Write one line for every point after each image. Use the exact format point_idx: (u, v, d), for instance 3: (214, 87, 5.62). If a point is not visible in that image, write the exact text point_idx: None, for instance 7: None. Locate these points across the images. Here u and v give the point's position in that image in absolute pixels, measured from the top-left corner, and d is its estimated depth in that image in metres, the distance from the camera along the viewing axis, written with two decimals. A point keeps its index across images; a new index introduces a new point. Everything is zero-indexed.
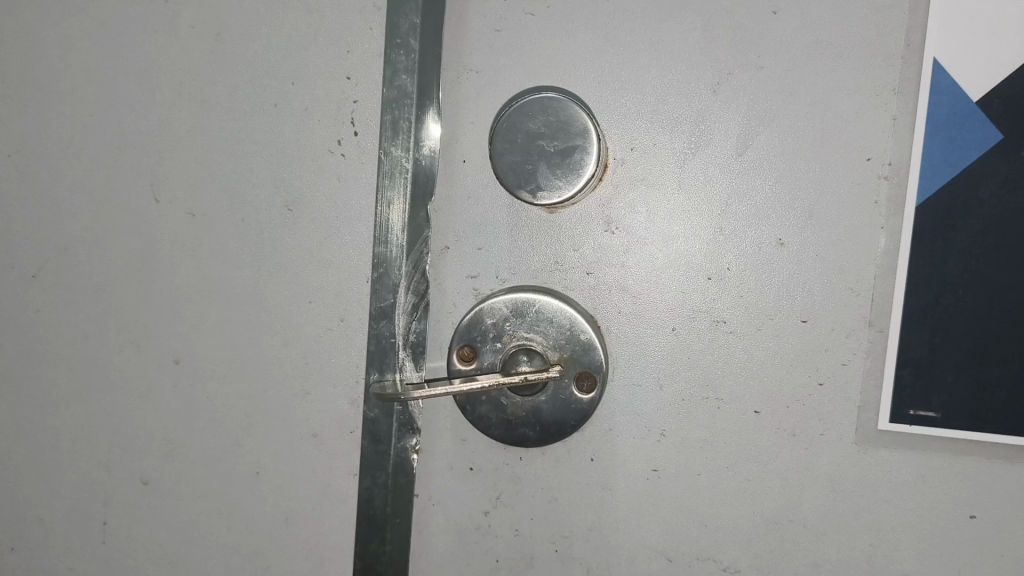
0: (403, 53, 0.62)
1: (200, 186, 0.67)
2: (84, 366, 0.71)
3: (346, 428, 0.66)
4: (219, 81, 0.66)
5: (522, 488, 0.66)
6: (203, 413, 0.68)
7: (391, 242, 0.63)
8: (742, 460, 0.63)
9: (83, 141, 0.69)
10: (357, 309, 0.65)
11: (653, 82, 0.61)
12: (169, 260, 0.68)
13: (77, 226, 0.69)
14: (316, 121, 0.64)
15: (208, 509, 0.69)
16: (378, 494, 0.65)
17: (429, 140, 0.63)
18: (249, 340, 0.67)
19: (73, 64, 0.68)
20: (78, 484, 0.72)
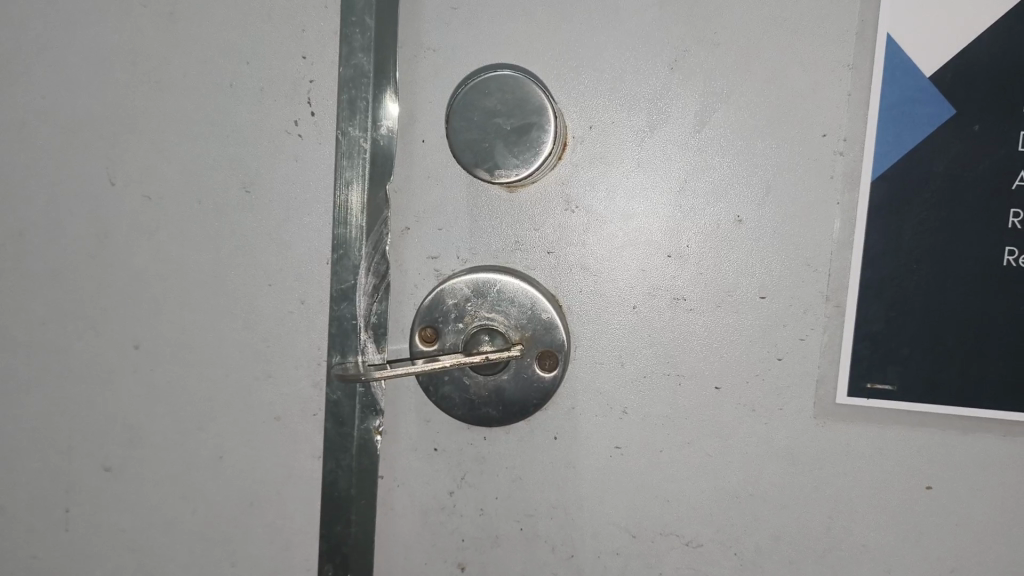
0: (360, 31, 0.61)
1: (157, 169, 0.66)
2: (42, 352, 0.70)
3: (309, 411, 0.66)
4: (174, 61, 0.65)
5: (486, 467, 0.66)
6: (165, 398, 0.68)
7: (350, 223, 0.63)
8: (703, 436, 0.64)
9: (36, 124, 0.68)
10: (317, 292, 0.64)
11: (609, 60, 0.61)
12: (127, 244, 0.67)
13: (32, 210, 0.68)
14: (272, 101, 0.63)
15: (172, 495, 0.69)
16: (342, 476, 0.65)
17: (387, 119, 0.62)
18: (209, 324, 0.66)
19: (24, 45, 0.67)
20: (40, 472, 0.71)
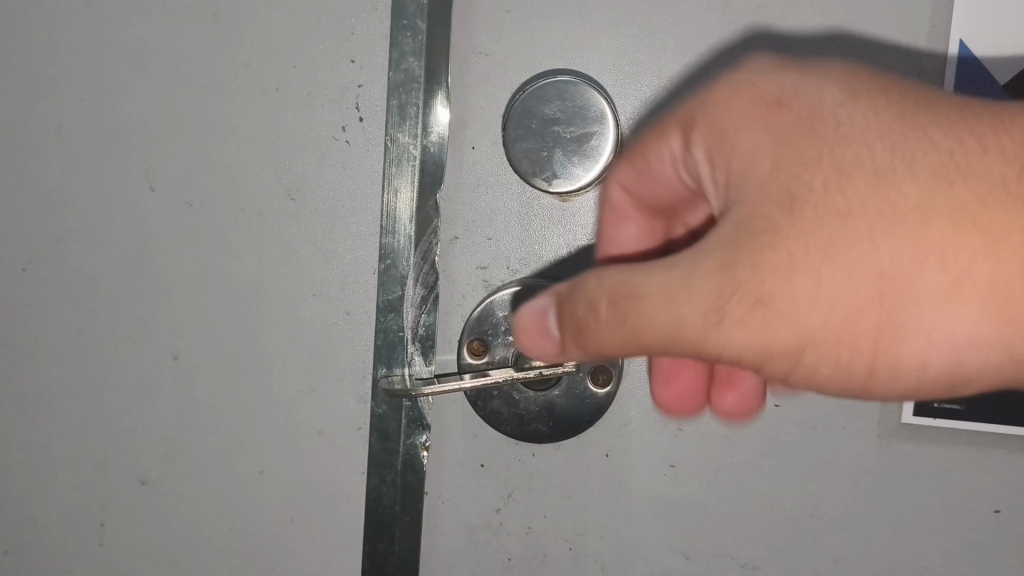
0: (410, 36, 0.60)
1: (199, 174, 0.64)
2: (75, 364, 0.67)
3: (353, 424, 0.64)
4: (218, 64, 0.63)
5: (534, 485, 0.64)
6: (204, 411, 0.65)
7: (398, 232, 0.61)
8: (762, 455, 0.62)
9: (76, 127, 0.65)
10: (363, 303, 0.62)
11: (668, 67, 0.59)
12: (167, 251, 0.64)
13: (71, 215, 0.66)
14: (320, 106, 0.62)
15: (208, 511, 0.66)
16: (387, 492, 0.64)
17: (437, 126, 0.61)
18: (251, 335, 0.64)
19: (64, 45, 0.64)
20: (68, 490, 0.68)
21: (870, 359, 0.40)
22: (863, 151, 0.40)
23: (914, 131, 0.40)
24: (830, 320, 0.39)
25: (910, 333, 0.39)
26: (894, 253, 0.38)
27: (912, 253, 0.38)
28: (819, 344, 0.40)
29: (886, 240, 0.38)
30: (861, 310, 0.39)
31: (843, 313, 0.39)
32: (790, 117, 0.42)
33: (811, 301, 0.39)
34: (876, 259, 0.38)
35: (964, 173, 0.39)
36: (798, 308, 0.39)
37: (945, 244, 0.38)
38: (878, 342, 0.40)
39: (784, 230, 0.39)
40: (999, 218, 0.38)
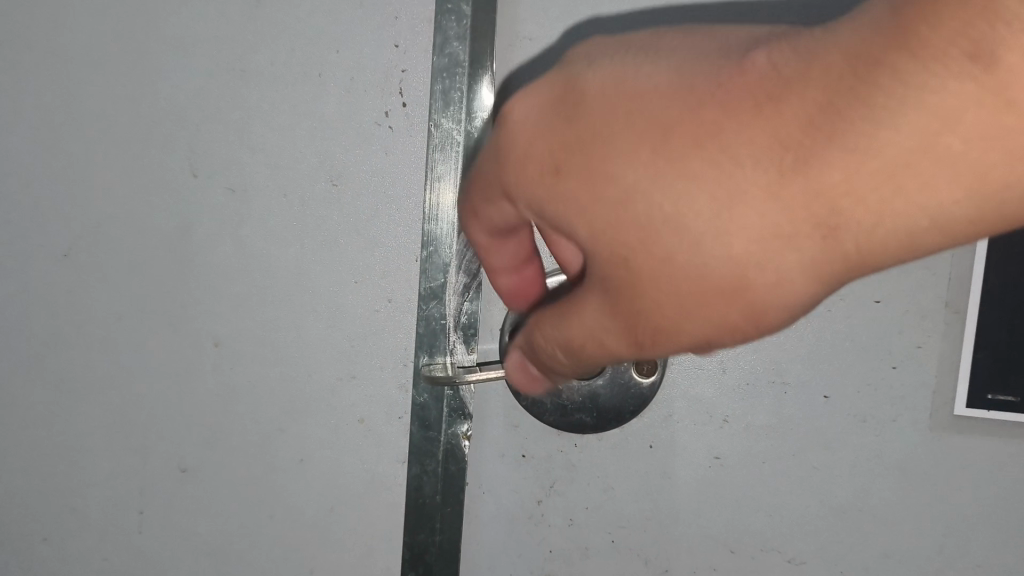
0: (454, 20, 0.60)
1: (241, 160, 0.63)
2: (114, 352, 0.66)
3: (394, 413, 0.63)
4: (261, 49, 0.62)
5: (576, 476, 0.63)
6: (245, 398, 0.65)
7: (441, 219, 0.61)
8: (810, 447, 0.61)
9: (117, 111, 0.64)
10: (405, 290, 0.62)
11: None
12: (209, 237, 0.64)
13: (110, 201, 0.65)
14: (363, 91, 0.61)
15: (247, 498, 0.66)
16: (428, 482, 0.63)
17: (482, 110, 0.60)
18: (292, 322, 0.63)
19: (105, 28, 0.64)
20: (105, 478, 0.67)
21: (755, 323, 0.31)
22: (671, 193, 0.30)
23: (665, 100, 0.30)
24: (692, 312, 0.31)
25: (774, 279, 0.30)
26: (710, 222, 0.29)
27: (772, 229, 0.29)
28: (643, 302, 0.32)
29: (704, 206, 0.29)
30: (718, 312, 0.31)
31: (697, 295, 0.31)
32: (575, 144, 0.32)
33: (684, 255, 0.30)
34: (684, 229, 0.30)
35: (782, 166, 0.28)
36: (640, 294, 0.32)
37: (724, 205, 0.29)
38: (750, 308, 0.31)
39: (584, 212, 0.32)
40: (863, 161, 0.26)
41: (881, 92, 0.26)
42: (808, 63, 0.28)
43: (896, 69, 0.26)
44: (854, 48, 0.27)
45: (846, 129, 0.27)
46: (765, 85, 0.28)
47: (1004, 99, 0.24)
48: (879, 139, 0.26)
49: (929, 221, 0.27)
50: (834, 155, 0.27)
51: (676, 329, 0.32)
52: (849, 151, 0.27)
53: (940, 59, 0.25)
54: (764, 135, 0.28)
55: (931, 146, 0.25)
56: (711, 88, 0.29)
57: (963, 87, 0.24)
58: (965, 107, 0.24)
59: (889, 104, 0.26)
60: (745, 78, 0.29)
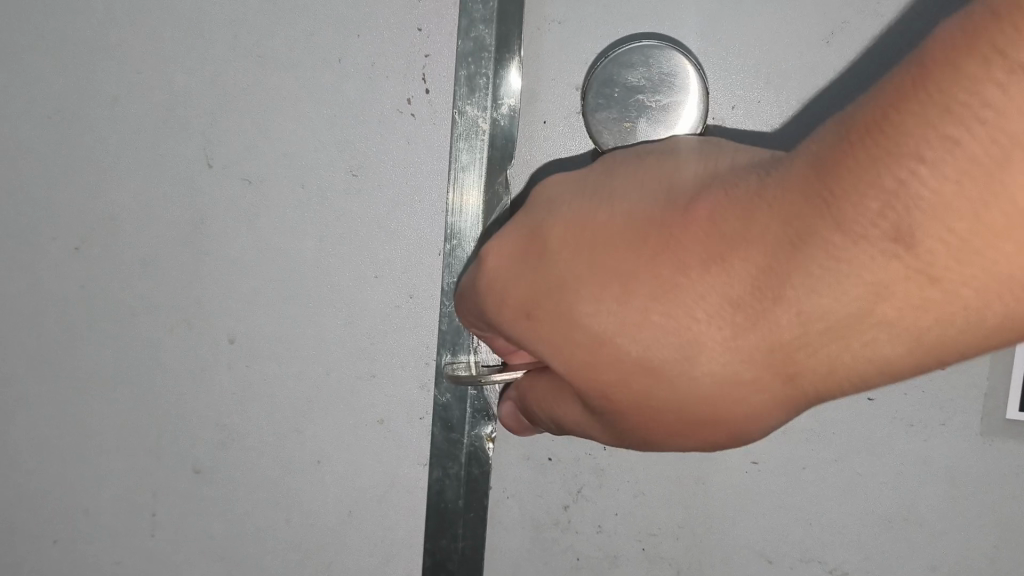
0: (480, 2, 0.57)
1: (258, 150, 0.61)
2: (127, 348, 0.63)
3: (415, 414, 0.60)
4: (279, 34, 0.60)
5: (606, 481, 0.60)
6: (261, 398, 0.62)
7: (465, 211, 0.58)
8: (853, 453, 0.57)
9: (130, 99, 0.62)
10: (426, 285, 0.59)
11: (756, 33, 0.55)
12: (225, 230, 0.61)
13: (123, 192, 0.62)
14: (384, 78, 0.59)
15: (264, 501, 0.63)
16: (450, 486, 0.60)
17: (509, 97, 0.57)
18: (310, 318, 0.61)
19: (118, 13, 0.62)
20: (117, 480, 0.65)
21: (808, 396, 0.37)
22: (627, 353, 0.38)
23: (691, 235, 0.36)
24: (737, 400, 0.37)
25: (842, 385, 0.35)
26: (720, 338, 0.36)
27: (768, 347, 0.35)
28: (723, 395, 0.37)
29: (710, 323, 0.36)
30: (759, 393, 0.37)
31: (724, 388, 0.37)
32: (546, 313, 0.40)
33: (677, 380, 0.38)
34: (701, 344, 0.36)
35: (711, 317, 0.36)
36: (675, 380, 0.38)
37: (740, 326, 0.35)
38: (806, 392, 0.36)
39: (627, 331, 0.37)
40: (853, 295, 0.32)
41: (834, 236, 0.32)
42: (780, 192, 0.34)
43: (876, 211, 0.30)
44: (822, 203, 0.32)
45: (814, 273, 0.33)
46: (733, 225, 0.35)
47: (939, 267, 0.30)
48: (843, 285, 0.32)
49: (904, 354, 0.33)
50: (818, 287, 0.33)
51: (724, 402, 0.38)
52: (836, 266, 0.32)
53: (866, 233, 0.31)
54: (712, 301, 0.36)
55: (891, 290, 0.31)
56: (721, 224, 0.36)
57: (953, 188, 0.29)
58: (891, 281, 0.31)
59: (860, 227, 0.31)
60: (758, 218, 0.35)
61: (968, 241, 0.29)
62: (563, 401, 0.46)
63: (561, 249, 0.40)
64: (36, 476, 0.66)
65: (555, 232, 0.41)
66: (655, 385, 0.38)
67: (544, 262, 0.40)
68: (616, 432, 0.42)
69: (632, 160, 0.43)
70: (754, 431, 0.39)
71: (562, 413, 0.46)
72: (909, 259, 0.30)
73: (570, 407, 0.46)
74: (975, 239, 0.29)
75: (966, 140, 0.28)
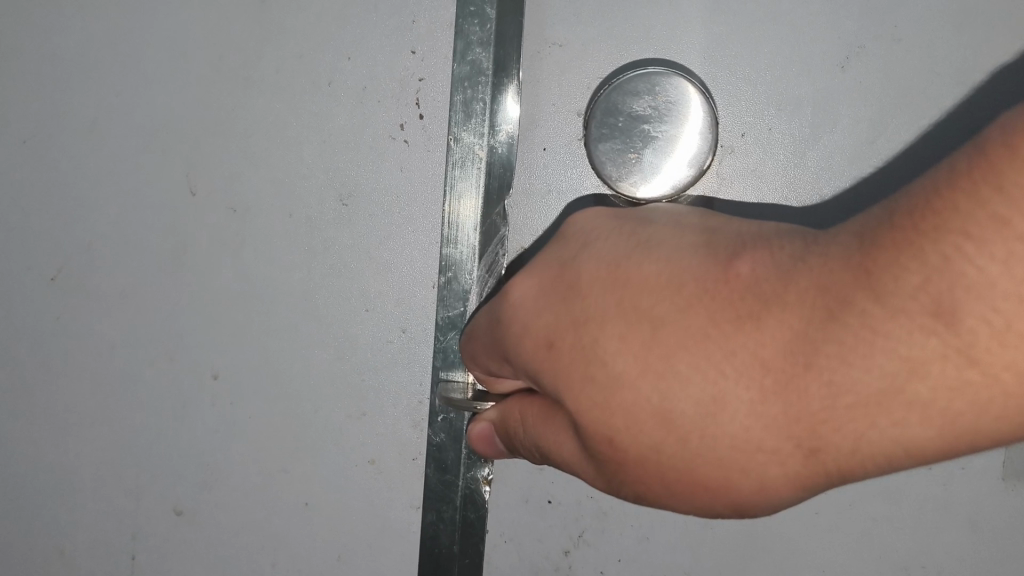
0: (477, 24, 0.55)
1: (243, 177, 0.58)
2: (105, 383, 0.61)
3: (408, 454, 0.57)
4: (265, 56, 0.57)
5: (608, 525, 0.56)
6: (246, 436, 0.59)
7: (461, 242, 0.55)
8: (868, 496, 0.55)
9: (110, 124, 0.59)
10: (421, 320, 0.56)
11: (767, 58, 0.52)
12: (208, 260, 0.58)
13: (103, 220, 0.60)
14: (375, 102, 0.56)
15: (248, 545, 0.60)
16: (444, 530, 0.57)
17: (507, 123, 0.54)
18: (298, 353, 0.58)
19: (99, 35, 0.59)
20: (94, 521, 0.62)
21: (825, 479, 0.34)
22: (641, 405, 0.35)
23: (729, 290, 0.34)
24: (749, 471, 0.34)
25: (862, 467, 0.33)
26: (747, 401, 0.33)
27: (796, 416, 0.33)
28: (737, 465, 0.34)
29: (738, 383, 0.33)
30: (777, 468, 0.34)
31: (741, 456, 0.34)
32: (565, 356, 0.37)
33: (694, 441, 0.35)
34: (725, 402, 0.34)
35: (738, 377, 0.33)
36: (691, 440, 0.35)
37: (769, 391, 0.33)
38: (826, 473, 0.33)
39: (652, 380, 0.35)
40: (886, 368, 0.30)
41: (872, 308, 0.31)
42: (825, 259, 0.33)
43: (916, 286, 0.29)
44: (864, 277, 0.31)
45: (859, 344, 0.31)
46: (772, 286, 0.34)
47: (979, 349, 0.29)
48: (879, 359, 0.30)
49: (934, 437, 0.31)
50: (854, 356, 0.31)
51: (734, 471, 0.34)
52: (872, 337, 0.30)
53: (902, 304, 0.30)
54: (744, 359, 0.33)
55: (924, 370, 0.30)
56: (759, 287, 0.34)
57: (997, 270, 0.28)
58: (931, 360, 0.29)
59: (900, 301, 0.30)
60: (797, 282, 0.33)
61: (1006, 329, 0.28)
62: (551, 428, 0.42)
63: (589, 289, 0.38)
64: (10, 516, 0.63)
65: (585, 264, 0.38)
66: (669, 443, 0.35)
67: (570, 296, 0.38)
68: (610, 486, 0.39)
69: (659, 208, 0.41)
70: (764, 507, 0.36)
71: (551, 441, 0.42)
72: (948, 338, 0.29)
73: (558, 435, 0.42)
74: (1010, 328, 0.28)
75: (1015, 223, 0.27)
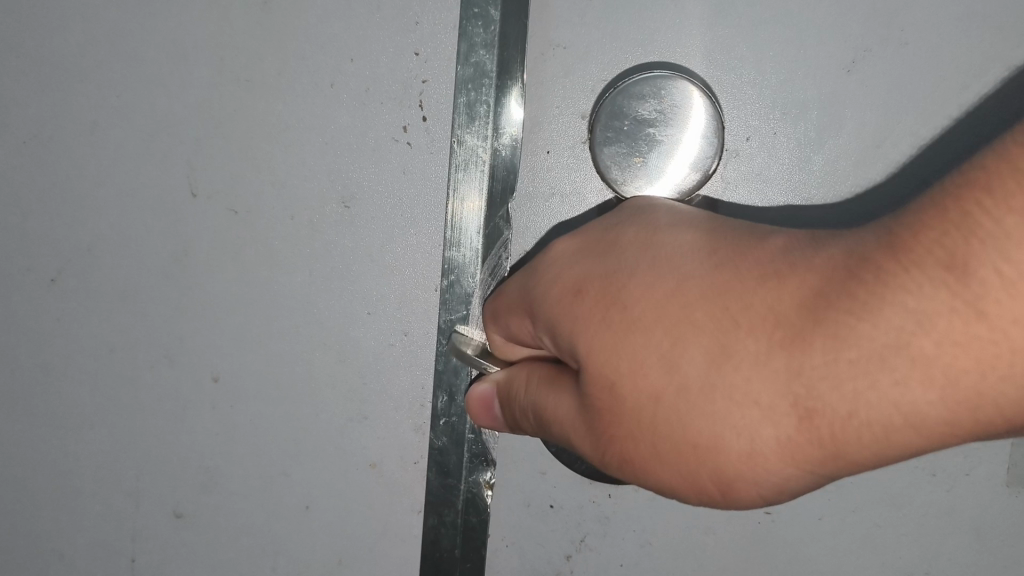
0: (481, 26, 0.54)
1: (244, 178, 0.57)
2: (106, 386, 0.60)
3: (409, 458, 0.57)
4: (267, 57, 0.57)
5: (610, 530, 0.56)
6: (246, 439, 0.59)
7: (464, 245, 0.55)
8: (872, 502, 0.54)
9: (111, 125, 0.59)
10: (423, 323, 0.56)
11: (772, 61, 0.52)
12: (209, 262, 0.58)
13: (103, 221, 0.59)
14: (378, 104, 0.55)
15: (249, 548, 0.60)
16: (446, 535, 0.57)
17: (510, 126, 0.54)
18: (298, 356, 0.58)
19: (99, 35, 0.59)
20: (94, 524, 0.61)
21: (817, 451, 0.34)
22: (653, 347, 0.37)
23: (758, 258, 0.37)
24: (741, 429, 0.35)
25: (858, 435, 0.32)
26: (754, 351, 0.34)
27: (798, 369, 0.33)
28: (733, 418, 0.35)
29: (750, 334, 0.35)
30: (769, 427, 0.34)
31: (735, 408, 0.35)
32: (591, 301, 0.40)
33: (696, 386, 0.36)
34: (734, 349, 0.35)
35: (751, 328, 0.35)
36: (692, 388, 0.36)
37: (777, 342, 0.34)
38: (818, 441, 0.33)
39: (670, 323, 0.37)
40: (895, 321, 0.31)
41: (889, 264, 0.32)
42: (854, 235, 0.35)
43: (935, 241, 0.31)
44: (887, 239, 0.32)
45: (871, 301, 0.32)
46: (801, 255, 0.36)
47: (988, 301, 0.29)
48: (890, 311, 0.31)
49: (934, 402, 0.31)
50: (863, 310, 0.32)
51: (727, 426, 0.35)
52: (884, 291, 0.32)
53: (919, 262, 0.31)
54: (760, 310, 0.35)
55: (933, 322, 0.30)
56: (783, 258, 0.36)
57: (1015, 221, 0.28)
58: (940, 311, 0.30)
59: (917, 254, 0.31)
60: (827, 251, 0.35)
61: (1015, 279, 0.28)
62: (555, 394, 0.43)
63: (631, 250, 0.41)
64: (7, 520, 0.63)
65: (630, 237, 0.42)
66: (668, 391, 0.36)
67: (611, 258, 0.41)
68: (598, 450, 0.40)
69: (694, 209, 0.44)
70: (751, 483, 0.35)
71: (550, 407, 0.43)
72: (959, 291, 0.30)
73: (558, 398, 0.43)
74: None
75: None
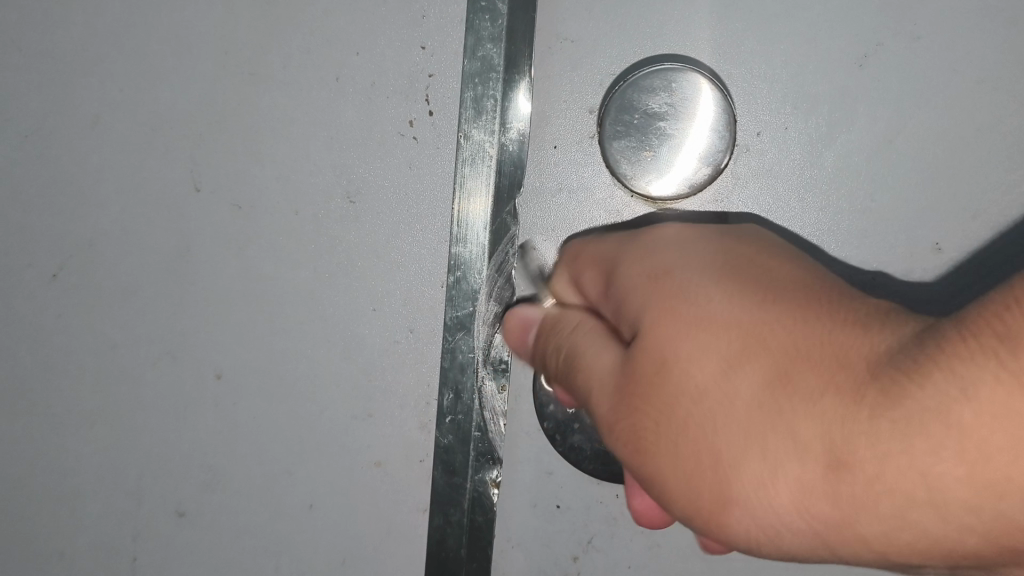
0: (489, 19, 0.54)
1: (248, 173, 0.57)
2: (108, 383, 0.60)
3: (414, 456, 0.56)
4: (272, 50, 0.56)
5: (618, 530, 0.55)
6: (249, 437, 0.58)
7: (470, 241, 0.54)
8: None
9: (114, 119, 0.58)
10: (429, 320, 0.55)
11: (783, 55, 0.51)
12: (213, 258, 0.58)
13: (105, 217, 0.59)
14: (384, 98, 0.55)
15: (251, 548, 0.59)
16: (452, 534, 0.56)
17: (517, 121, 0.53)
18: (303, 353, 0.57)
19: (103, 29, 0.58)
20: (95, 522, 0.61)
21: (827, 508, 0.31)
22: (679, 359, 0.34)
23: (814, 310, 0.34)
24: (755, 473, 0.32)
25: (876, 501, 0.30)
26: (797, 395, 0.31)
27: (840, 419, 0.30)
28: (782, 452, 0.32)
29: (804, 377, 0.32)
30: (794, 464, 0.31)
31: (745, 447, 0.32)
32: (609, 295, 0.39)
33: (710, 414, 0.33)
34: (771, 382, 0.32)
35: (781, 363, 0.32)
36: (704, 421, 0.33)
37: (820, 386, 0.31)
38: (831, 496, 0.31)
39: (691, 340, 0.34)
40: (942, 385, 0.28)
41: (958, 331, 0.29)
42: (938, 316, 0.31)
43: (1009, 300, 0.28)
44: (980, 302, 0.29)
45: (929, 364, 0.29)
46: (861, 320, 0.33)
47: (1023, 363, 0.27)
48: (945, 373, 0.28)
49: (959, 479, 0.28)
50: (912, 369, 0.30)
51: (733, 466, 0.32)
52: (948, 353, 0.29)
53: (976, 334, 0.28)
54: (810, 349, 0.32)
55: (976, 389, 0.27)
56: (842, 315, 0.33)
57: None
58: (983, 377, 0.27)
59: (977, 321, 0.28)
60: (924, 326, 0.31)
61: None
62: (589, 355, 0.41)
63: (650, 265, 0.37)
64: (8, 519, 0.62)
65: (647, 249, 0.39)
66: (681, 413, 0.34)
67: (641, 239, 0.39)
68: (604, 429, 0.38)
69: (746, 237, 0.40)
70: (741, 519, 0.33)
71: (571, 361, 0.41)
72: (1005, 356, 0.27)
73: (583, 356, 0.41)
74: None
75: None
